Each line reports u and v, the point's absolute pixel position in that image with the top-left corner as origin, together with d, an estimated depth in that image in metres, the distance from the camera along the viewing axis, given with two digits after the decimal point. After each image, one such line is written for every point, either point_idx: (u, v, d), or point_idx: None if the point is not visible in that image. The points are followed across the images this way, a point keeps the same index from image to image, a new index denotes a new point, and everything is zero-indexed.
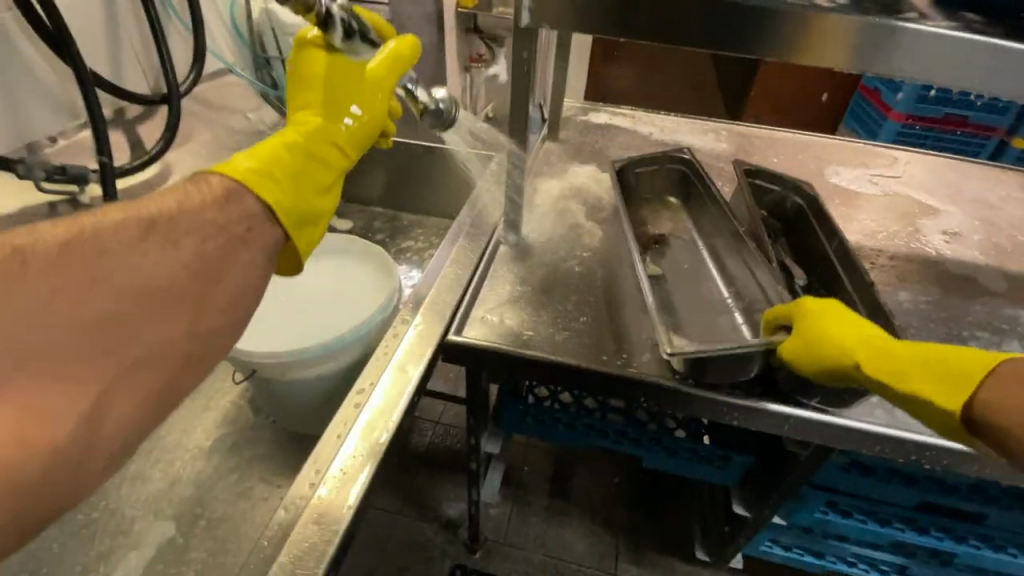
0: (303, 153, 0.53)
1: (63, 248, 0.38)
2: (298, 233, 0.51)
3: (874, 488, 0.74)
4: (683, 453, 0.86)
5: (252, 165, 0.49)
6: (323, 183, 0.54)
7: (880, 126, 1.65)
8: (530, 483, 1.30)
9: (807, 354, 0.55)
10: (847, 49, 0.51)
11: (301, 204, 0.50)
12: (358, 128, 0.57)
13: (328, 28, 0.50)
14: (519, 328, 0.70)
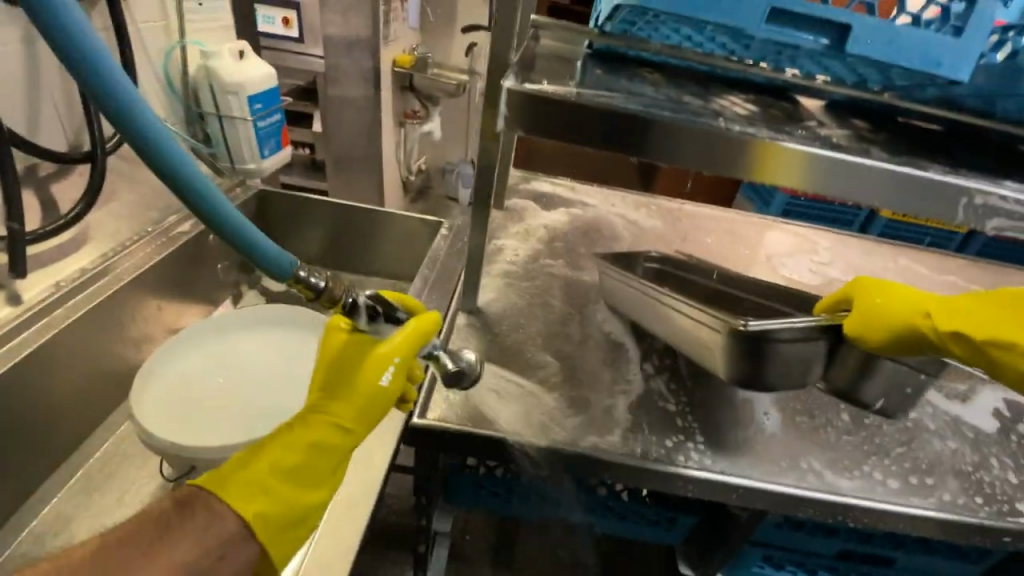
0: (296, 451, 0.54)
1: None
2: (274, 540, 0.50)
3: (804, 541, 0.81)
4: (633, 517, 0.89)
5: (232, 473, 0.51)
6: (319, 475, 0.54)
7: (772, 197, 1.89)
8: (473, 553, 1.26)
9: (876, 322, 0.56)
10: (768, 167, 0.58)
11: (279, 514, 0.50)
12: (359, 410, 0.56)
13: (352, 313, 0.55)
14: (483, 406, 0.69)
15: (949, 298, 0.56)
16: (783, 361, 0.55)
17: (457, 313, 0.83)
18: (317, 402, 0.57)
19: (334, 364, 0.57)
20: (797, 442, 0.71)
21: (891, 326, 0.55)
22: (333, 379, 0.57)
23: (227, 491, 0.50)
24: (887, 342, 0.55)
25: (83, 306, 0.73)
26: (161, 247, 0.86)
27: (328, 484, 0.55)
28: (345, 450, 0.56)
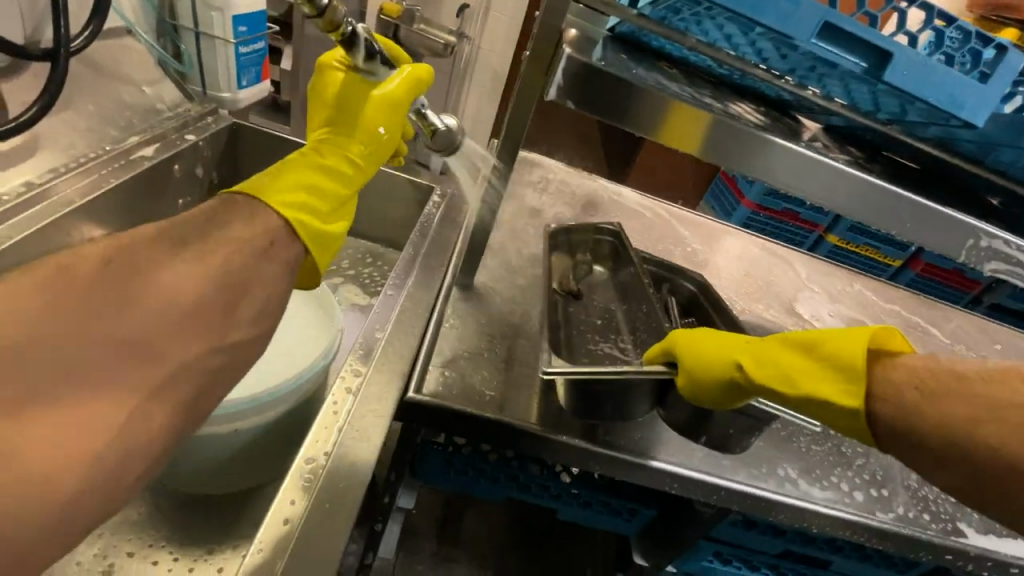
0: (316, 171, 0.68)
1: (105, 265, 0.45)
2: (313, 244, 0.64)
3: (753, 538, 0.85)
4: (596, 506, 0.90)
5: (277, 176, 0.65)
6: (338, 214, 0.69)
7: (734, 209, 1.96)
8: (418, 527, 1.24)
9: (702, 387, 0.59)
10: (676, 131, 0.57)
11: (319, 225, 0.64)
12: (367, 140, 0.72)
13: (351, 47, 0.66)
14: (481, 388, 0.67)
15: (770, 350, 0.60)
16: (606, 399, 0.63)
17: (450, 287, 0.79)
18: (328, 133, 0.72)
19: (339, 100, 0.72)
20: (774, 449, 0.73)
21: (718, 392, 0.59)
22: (346, 111, 0.72)
23: (282, 192, 0.63)
24: (716, 401, 0.60)
25: (25, 227, 0.64)
26: (121, 170, 0.76)
27: (345, 211, 0.71)
28: (353, 180, 0.71)
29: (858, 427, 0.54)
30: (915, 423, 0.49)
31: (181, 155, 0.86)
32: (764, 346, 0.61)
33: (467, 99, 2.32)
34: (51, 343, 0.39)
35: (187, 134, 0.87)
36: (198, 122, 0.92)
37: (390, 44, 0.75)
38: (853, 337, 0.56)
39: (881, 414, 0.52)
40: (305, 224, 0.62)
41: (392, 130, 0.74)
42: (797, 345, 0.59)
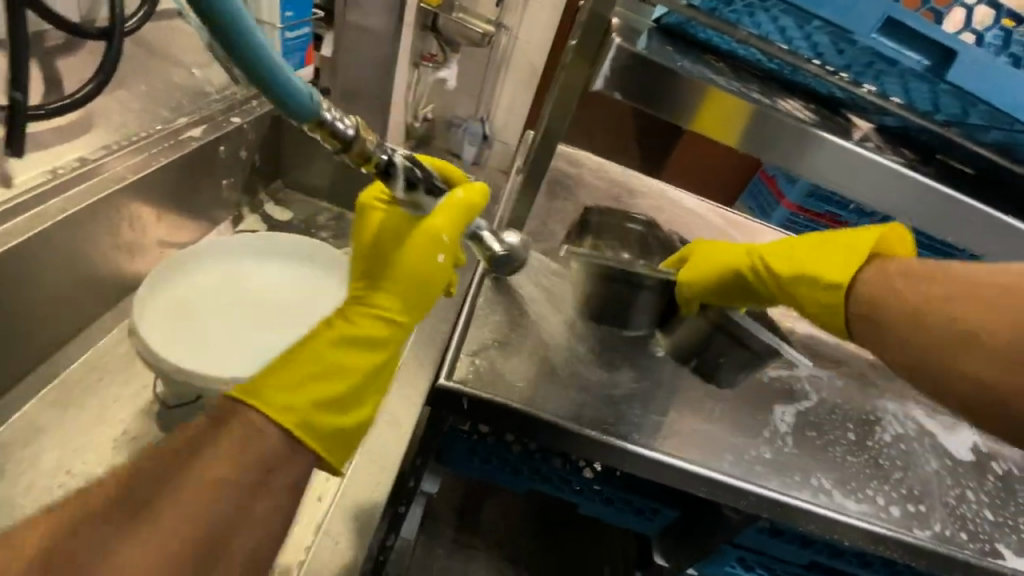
0: (330, 347, 0.56)
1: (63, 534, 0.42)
2: (323, 446, 0.54)
3: (778, 547, 0.83)
4: (618, 503, 0.89)
5: (283, 362, 0.54)
6: (354, 402, 0.57)
7: (772, 210, 1.84)
8: (439, 512, 1.26)
9: (702, 274, 0.73)
10: (714, 121, 0.58)
11: (328, 425, 0.54)
12: (407, 290, 0.61)
13: (389, 177, 0.57)
14: (510, 377, 0.67)
15: (772, 245, 0.72)
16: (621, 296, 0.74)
17: (483, 277, 0.78)
18: (365, 286, 0.62)
19: (377, 239, 0.62)
20: (807, 457, 0.71)
21: (715, 274, 0.72)
22: (382, 259, 0.62)
23: (281, 394, 0.52)
24: (710, 283, 0.72)
25: (79, 203, 0.63)
26: (170, 150, 0.78)
27: (366, 390, 0.59)
28: (389, 341, 0.60)
29: (835, 301, 0.64)
30: (890, 301, 0.59)
31: (227, 137, 0.88)
32: (772, 243, 0.73)
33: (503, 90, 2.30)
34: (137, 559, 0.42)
35: (233, 117, 0.89)
36: (243, 105, 0.93)
37: (444, 165, 0.71)
38: (855, 236, 0.66)
39: (859, 290, 0.62)
40: (311, 426, 0.53)
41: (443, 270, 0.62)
42: (803, 240, 0.70)
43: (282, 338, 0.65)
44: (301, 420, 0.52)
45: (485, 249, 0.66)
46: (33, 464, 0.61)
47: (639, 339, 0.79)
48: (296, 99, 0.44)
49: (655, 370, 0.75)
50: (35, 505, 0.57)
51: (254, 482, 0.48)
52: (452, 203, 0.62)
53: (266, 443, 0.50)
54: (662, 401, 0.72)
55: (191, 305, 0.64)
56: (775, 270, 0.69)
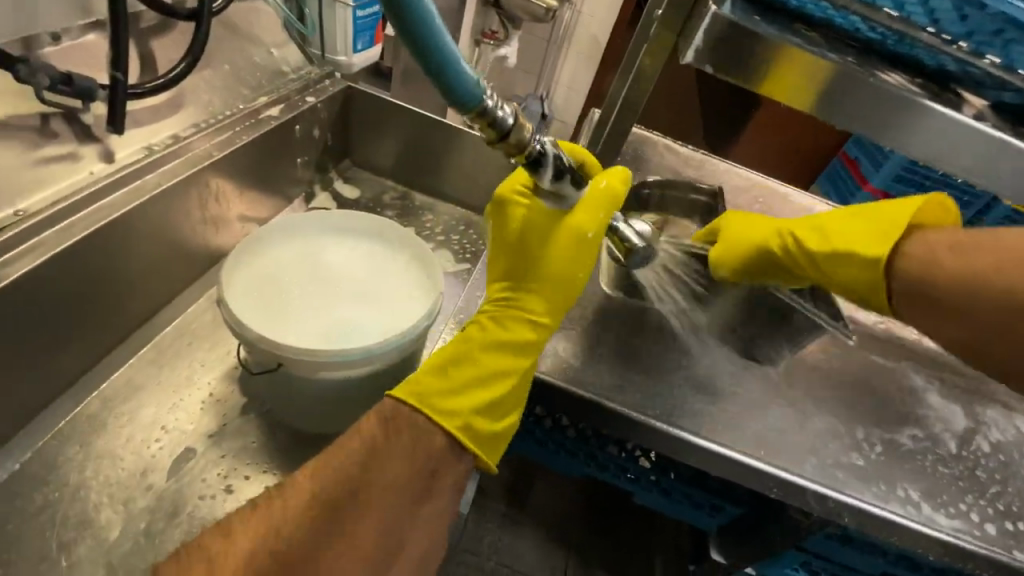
0: (481, 352, 0.57)
1: (252, 558, 0.42)
2: (482, 448, 0.56)
3: (849, 553, 0.79)
4: (676, 496, 0.88)
5: (442, 367, 0.56)
6: (507, 406, 0.58)
7: (852, 195, 1.68)
8: (490, 487, 1.29)
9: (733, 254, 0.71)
10: (779, 87, 0.55)
11: (487, 429, 0.56)
12: (553, 291, 0.60)
13: (538, 168, 0.54)
14: (572, 361, 0.66)
15: (808, 220, 0.70)
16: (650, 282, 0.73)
17: None
18: (511, 288, 0.61)
19: (522, 235, 0.61)
20: (893, 464, 0.66)
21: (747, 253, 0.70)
22: (524, 258, 0.61)
23: (441, 401, 0.54)
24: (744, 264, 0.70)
25: (173, 176, 0.67)
26: (251, 128, 0.81)
27: (521, 392, 0.60)
28: (536, 342, 0.59)
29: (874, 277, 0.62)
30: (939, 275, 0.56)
31: (302, 116, 0.91)
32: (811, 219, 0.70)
33: (564, 67, 2.21)
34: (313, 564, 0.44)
35: (308, 97, 0.92)
36: (317, 85, 0.97)
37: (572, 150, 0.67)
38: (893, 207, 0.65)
39: (899, 262, 0.60)
40: (473, 429, 0.55)
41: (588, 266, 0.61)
42: (840, 217, 0.68)
43: (353, 312, 0.67)
44: (464, 423, 0.54)
45: (622, 243, 0.67)
46: (131, 418, 0.65)
47: (710, 329, 0.75)
48: (462, 87, 0.42)
49: (725, 361, 0.72)
50: (134, 456, 0.62)
51: (426, 487, 0.51)
52: (598, 214, 0.60)
53: (435, 445, 0.52)
54: (733, 396, 0.68)
55: (271, 279, 0.67)
56: (810, 247, 0.67)
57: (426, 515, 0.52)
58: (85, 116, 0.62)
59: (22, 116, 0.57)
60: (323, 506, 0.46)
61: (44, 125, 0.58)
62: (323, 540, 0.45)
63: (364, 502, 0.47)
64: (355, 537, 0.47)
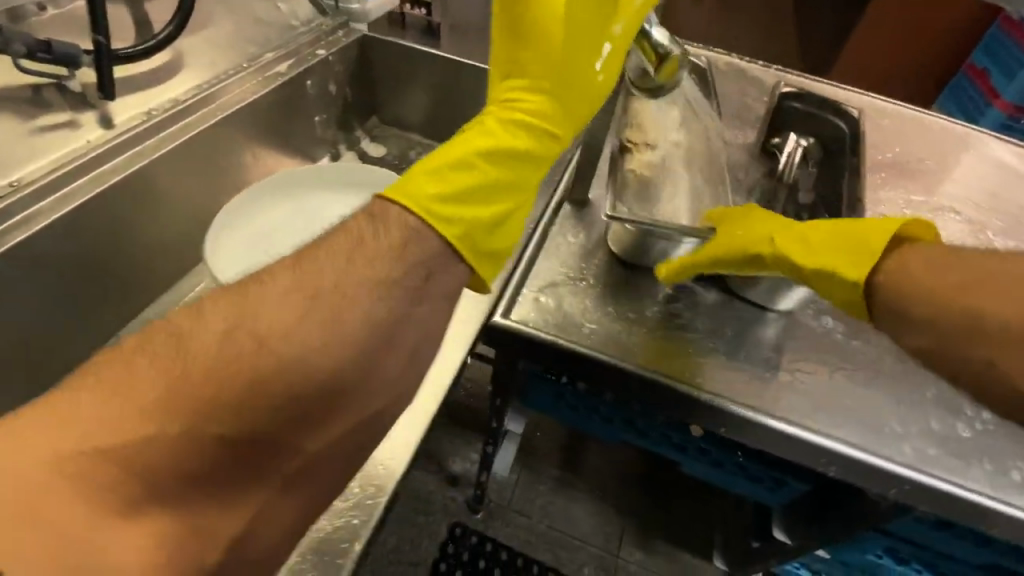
0: (489, 156, 0.47)
1: (230, 329, 0.33)
2: (482, 268, 0.47)
3: (947, 544, 0.65)
4: (729, 467, 0.77)
5: (438, 170, 0.45)
6: (512, 225, 0.49)
7: (976, 114, 1.35)
8: (541, 449, 1.24)
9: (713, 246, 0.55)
10: None
11: (490, 246, 0.47)
12: (573, 100, 0.50)
13: None
14: (579, 317, 0.57)
15: (806, 225, 0.54)
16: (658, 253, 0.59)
17: (560, 206, 0.67)
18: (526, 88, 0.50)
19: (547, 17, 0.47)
20: (1003, 441, 0.52)
21: (727, 246, 0.54)
22: (545, 46, 0.49)
23: (443, 209, 0.43)
24: (717, 256, 0.55)
25: (171, 140, 0.67)
26: (258, 83, 0.78)
27: (521, 210, 0.50)
28: (547, 154, 0.51)
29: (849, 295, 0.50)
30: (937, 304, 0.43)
31: (313, 71, 0.87)
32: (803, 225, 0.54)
33: None
34: (282, 348, 0.34)
35: (319, 50, 0.88)
36: (329, 36, 0.91)
37: None
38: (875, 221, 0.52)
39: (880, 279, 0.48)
40: (474, 242, 0.45)
41: (611, 72, 0.51)
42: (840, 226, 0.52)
43: None
44: (467, 236, 0.44)
45: (653, 50, 0.50)
46: None
47: None
48: None
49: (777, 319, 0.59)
50: None
51: (417, 288, 0.40)
52: (636, 1, 0.48)
53: (430, 247, 0.42)
54: (784, 358, 0.56)
55: (268, 237, 0.66)
56: (786, 250, 0.52)
57: (424, 316, 0.41)
58: (74, 84, 0.65)
59: (16, 87, 0.62)
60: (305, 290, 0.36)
61: (37, 94, 0.63)
62: (288, 320, 0.34)
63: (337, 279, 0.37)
64: (326, 330, 0.35)
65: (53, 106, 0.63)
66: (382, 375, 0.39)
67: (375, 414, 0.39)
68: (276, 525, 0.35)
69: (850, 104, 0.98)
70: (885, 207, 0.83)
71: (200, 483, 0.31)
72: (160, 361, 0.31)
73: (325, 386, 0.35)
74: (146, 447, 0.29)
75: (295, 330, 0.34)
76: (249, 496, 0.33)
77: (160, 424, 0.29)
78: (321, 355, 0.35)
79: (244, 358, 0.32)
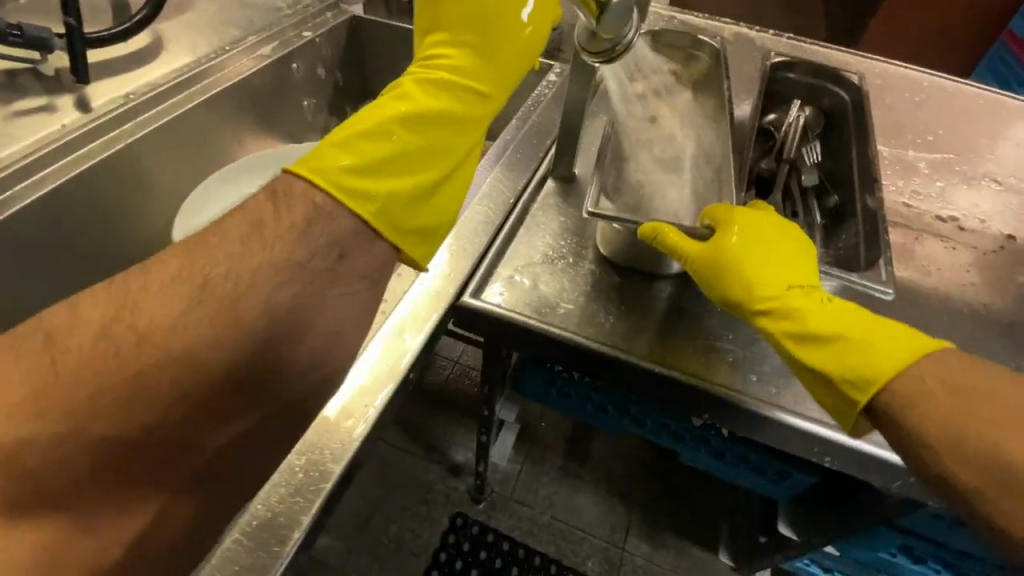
0: (409, 124, 0.45)
1: (107, 323, 0.31)
2: (407, 244, 0.44)
3: (970, 542, 0.60)
4: (730, 458, 0.73)
5: (353, 140, 0.42)
6: (439, 197, 0.47)
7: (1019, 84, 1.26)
8: (546, 439, 1.22)
9: (710, 271, 0.51)
10: None
11: (413, 220, 0.44)
12: (501, 60, 0.48)
13: None
14: (557, 298, 0.54)
15: (825, 306, 0.48)
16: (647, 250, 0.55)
17: (543, 182, 0.64)
18: (449, 53, 0.48)
19: None
20: None
21: (726, 275, 0.50)
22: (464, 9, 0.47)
23: (357, 181, 0.41)
24: (709, 282, 0.51)
25: (148, 123, 0.65)
26: (238, 62, 0.77)
27: (452, 180, 0.48)
28: (475, 121, 0.48)
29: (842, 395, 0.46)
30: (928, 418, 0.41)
31: (299, 53, 0.84)
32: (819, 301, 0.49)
33: None
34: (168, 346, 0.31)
35: (304, 31, 0.85)
36: (316, 18, 0.89)
37: None
38: (906, 334, 0.46)
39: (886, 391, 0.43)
40: (392, 215, 0.42)
41: (540, 27, 0.49)
42: (864, 323, 0.47)
43: None
44: (385, 209, 0.42)
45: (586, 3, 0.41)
46: None
47: None
48: None
49: None
50: None
51: (328, 270, 0.38)
52: None
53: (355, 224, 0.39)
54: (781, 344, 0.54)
55: None
56: (790, 306, 0.49)
57: (342, 300, 0.39)
58: (48, 69, 0.65)
59: None
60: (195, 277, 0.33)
61: (12, 80, 0.63)
62: (174, 314, 0.32)
63: (239, 262, 0.35)
64: (217, 323, 0.33)
65: (29, 92, 0.63)
66: (290, 366, 0.36)
67: (284, 406, 0.37)
68: (188, 516, 0.34)
69: (887, 83, 0.90)
70: (911, 181, 0.76)
71: (93, 482, 0.30)
72: (31, 361, 0.29)
73: (220, 382, 0.33)
74: (23, 452, 0.28)
75: (181, 325, 0.32)
76: (153, 491, 0.32)
77: (39, 428, 0.28)
78: (213, 350, 0.32)
79: (122, 358, 0.30)
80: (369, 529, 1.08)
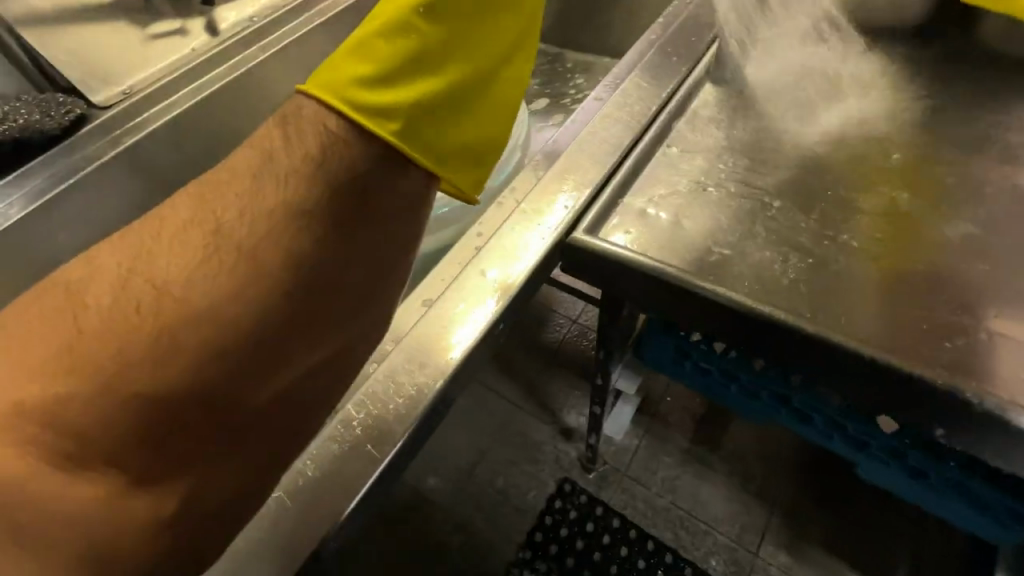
0: (432, 18, 0.35)
1: (122, 278, 0.26)
2: (452, 173, 0.36)
3: None
4: (938, 483, 0.53)
5: (365, 46, 0.34)
6: (483, 108, 0.38)
7: None
8: (670, 416, 1.07)
9: None
10: None
11: (457, 142, 0.36)
12: None
13: None
14: (706, 242, 0.42)
15: None
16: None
17: (694, 94, 0.50)
18: None
19: None
20: None
21: None
22: None
23: (374, 90, 0.33)
24: None
25: (268, 48, 0.63)
26: None
27: (494, 90, 0.39)
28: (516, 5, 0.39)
29: None
30: None
31: None
32: None
33: None
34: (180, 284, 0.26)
35: None
36: None
37: None
38: None
39: None
40: (427, 134, 0.34)
41: None
42: None
43: None
44: (416, 126, 0.34)
45: None
46: None
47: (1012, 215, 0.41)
48: None
49: None
50: None
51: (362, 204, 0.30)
52: None
53: None
54: None
55: None
56: None
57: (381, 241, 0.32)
58: None
59: None
60: (199, 206, 0.28)
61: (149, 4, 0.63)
62: (190, 252, 0.26)
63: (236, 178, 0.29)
64: (240, 259, 0.27)
65: (162, 15, 0.63)
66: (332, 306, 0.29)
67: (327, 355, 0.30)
68: (242, 486, 0.28)
69: None
70: None
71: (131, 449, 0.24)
72: (54, 315, 0.25)
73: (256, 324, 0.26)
74: (62, 407, 0.23)
75: (194, 261, 0.26)
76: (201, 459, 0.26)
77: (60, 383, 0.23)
78: (243, 286, 0.26)
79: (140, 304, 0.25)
80: (475, 479, 1.05)
